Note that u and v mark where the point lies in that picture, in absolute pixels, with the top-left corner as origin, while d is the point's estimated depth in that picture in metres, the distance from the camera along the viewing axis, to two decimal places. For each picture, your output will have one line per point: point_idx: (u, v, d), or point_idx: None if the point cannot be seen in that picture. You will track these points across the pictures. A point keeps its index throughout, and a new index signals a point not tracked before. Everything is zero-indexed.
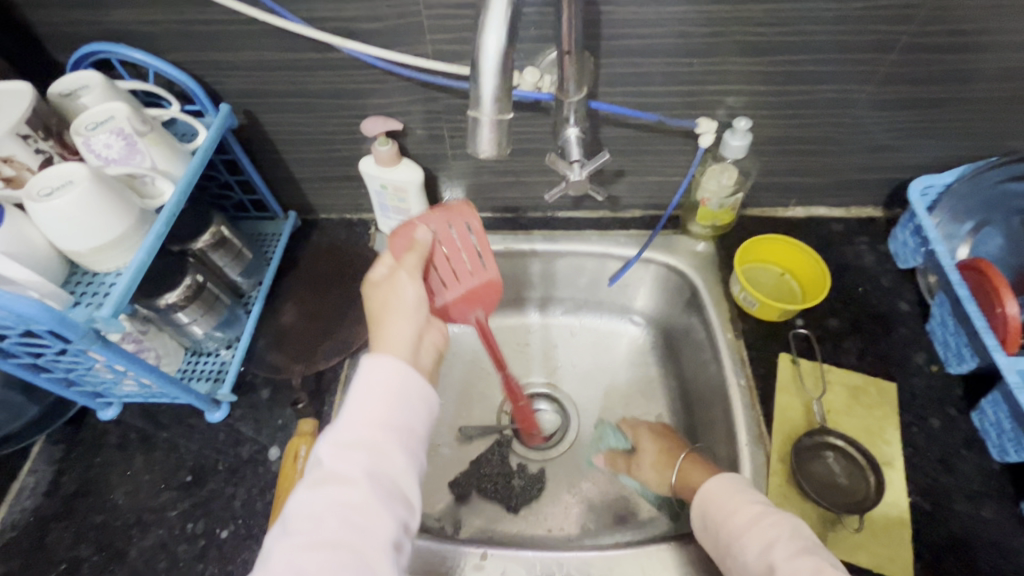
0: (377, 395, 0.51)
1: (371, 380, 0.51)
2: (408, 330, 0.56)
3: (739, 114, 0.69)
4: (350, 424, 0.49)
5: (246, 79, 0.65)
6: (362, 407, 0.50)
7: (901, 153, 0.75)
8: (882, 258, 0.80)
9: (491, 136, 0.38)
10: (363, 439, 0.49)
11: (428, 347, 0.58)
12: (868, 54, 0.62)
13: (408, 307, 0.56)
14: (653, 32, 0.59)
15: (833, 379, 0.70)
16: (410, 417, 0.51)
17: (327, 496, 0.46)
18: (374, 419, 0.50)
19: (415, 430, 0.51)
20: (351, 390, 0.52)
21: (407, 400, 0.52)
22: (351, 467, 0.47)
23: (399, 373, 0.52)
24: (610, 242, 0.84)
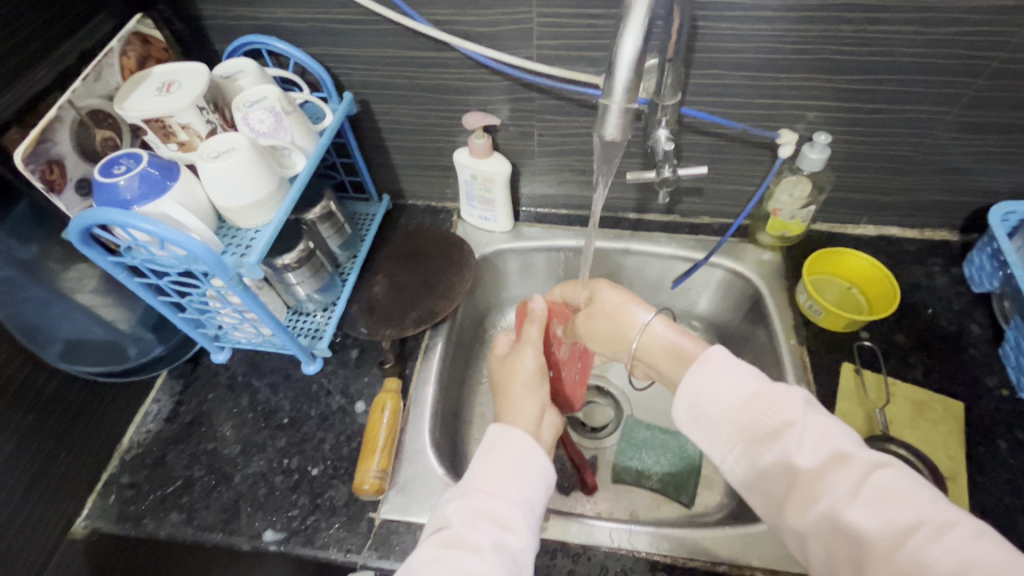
0: (502, 463, 0.52)
1: (496, 451, 0.53)
2: (533, 399, 0.60)
3: (819, 129, 0.72)
4: (479, 491, 0.51)
5: (368, 72, 0.74)
6: (488, 474, 0.52)
7: (981, 178, 0.76)
8: (955, 281, 0.81)
9: (619, 121, 0.44)
10: (487, 508, 0.49)
11: (548, 424, 0.60)
12: (956, 77, 0.64)
13: (529, 378, 0.61)
14: (745, 46, 0.63)
15: (897, 392, 0.71)
16: (531, 494, 0.52)
17: (454, 557, 0.46)
18: (501, 491, 0.51)
19: (533, 509, 0.51)
20: (479, 454, 0.54)
21: (532, 478, 0.52)
22: (477, 536, 0.47)
23: (525, 447, 0.54)
24: (678, 245, 0.88)
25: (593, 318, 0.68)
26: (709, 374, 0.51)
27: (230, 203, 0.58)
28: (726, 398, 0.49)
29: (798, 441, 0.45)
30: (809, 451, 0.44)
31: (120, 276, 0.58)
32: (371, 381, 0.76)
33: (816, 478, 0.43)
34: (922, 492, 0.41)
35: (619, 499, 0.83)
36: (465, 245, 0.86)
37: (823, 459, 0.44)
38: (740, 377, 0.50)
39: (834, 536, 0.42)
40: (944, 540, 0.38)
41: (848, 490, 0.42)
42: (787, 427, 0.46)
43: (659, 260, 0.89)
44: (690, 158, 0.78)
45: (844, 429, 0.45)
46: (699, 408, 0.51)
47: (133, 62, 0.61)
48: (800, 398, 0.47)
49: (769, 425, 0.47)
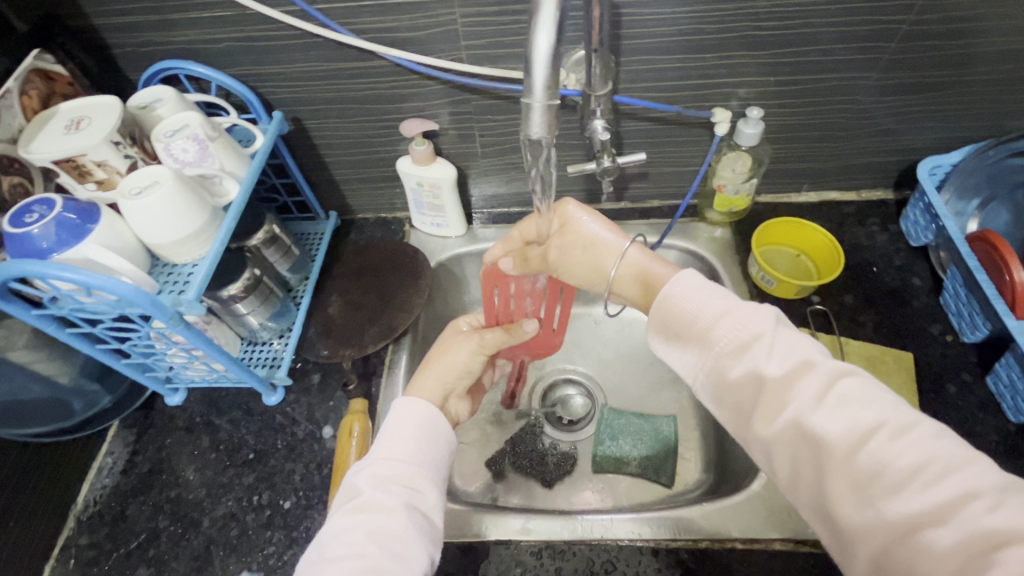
0: (409, 432, 0.53)
1: (403, 419, 0.54)
2: (445, 390, 0.60)
3: (751, 104, 0.73)
4: (384, 458, 0.52)
5: (297, 89, 0.72)
6: (390, 443, 0.53)
7: (907, 136, 0.79)
8: (894, 237, 0.84)
9: (544, 118, 0.44)
10: (392, 474, 0.51)
11: (451, 414, 0.62)
12: (871, 43, 0.67)
13: (449, 366, 0.60)
14: (669, 31, 0.64)
15: (850, 351, 0.73)
16: (434, 452, 0.54)
17: (364, 520, 0.47)
18: (402, 455, 0.52)
19: (438, 465, 0.53)
20: (384, 426, 0.55)
21: (435, 442, 0.54)
22: (388, 497, 0.49)
23: (427, 412, 0.55)
24: (631, 231, 0.89)
25: (567, 250, 0.64)
26: (688, 290, 0.51)
27: (160, 239, 0.55)
28: (702, 315, 0.49)
29: (768, 350, 0.45)
30: (780, 360, 0.44)
31: (48, 329, 0.55)
32: (337, 404, 0.74)
33: (784, 386, 0.43)
34: (884, 398, 0.41)
35: (602, 489, 0.83)
36: (418, 252, 0.85)
37: (792, 368, 0.44)
38: (714, 294, 0.50)
39: (798, 442, 0.42)
40: (905, 437, 0.38)
41: (814, 396, 0.42)
42: (755, 339, 0.46)
43: None
44: (633, 144, 0.79)
45: (812, 345, 0.46)
46: (671, 321, 0.51)
47: (36, 101, 0.57)
48: (771, 315, 0.47)
49: (736, 338, 0.47)
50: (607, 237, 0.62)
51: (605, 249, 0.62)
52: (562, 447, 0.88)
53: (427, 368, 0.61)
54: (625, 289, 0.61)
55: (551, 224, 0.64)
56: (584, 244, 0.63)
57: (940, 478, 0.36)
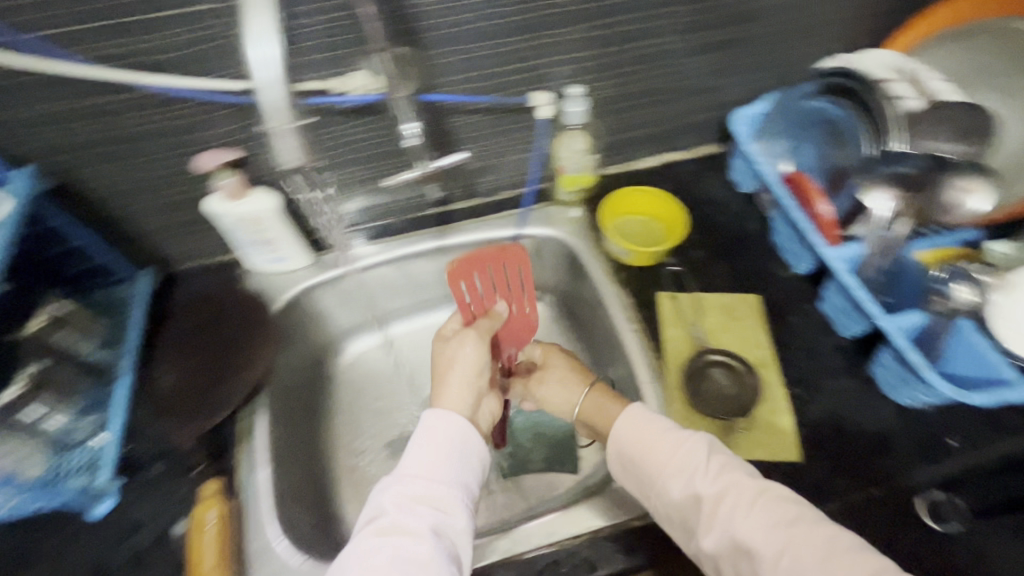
0: (438, 444, 0.54)
1: (434, 432, 0.54)
2: (472, 390, 0.61)
3: (571, 82, 0.73)
4: (411, 478, 0.51)
5: (48, 137, 0.60)
6: (419, 465, 0.52)
7: (718, 92, 0.84)
8: (727, 188, 0.89)
9: (295, 144, 0.46)
10: (416, 496, 0.50)
11: (485, 412, 0.64)
12: (663, 9, 0.68)
13: (468, 364, 0.62)
14: (466, 18, 0.60)
15: (707, 304, 0.76)
16: (462, 474, 0.53)
17: (391, 544, 0.46)
18: (433, 471, 0.52)
19: (468, 487, 0.53)
20: (414, 438, 0.55)
21: (461, 461, 0.54)
22: (415, 521, 0.48)
23: (458, 426, 0.56)
24: (487, 227, 0.87)
25: (550, 381, 0.71)
26: (641, 422, 0.57)
27: None
28: (653, 445, 0.55)
29: (699, 470, 0.52)
30: (710, 480, 0.51)
31: None
32: (186, 492, 0.63)
33: (716, 503, 0.49)
34: (802, 515, 0.47)
35: (510, 494, 0.80)
36: (258, 297, 0.78)
37: (721, 484, 0.50)
38: (660, 427, 0.56)
39: (734, 554, 0.48)
40: (815, 549, 0.44)
41: (742, 510, 0.48)
42: (693, 463, 0.52)
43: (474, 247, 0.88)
44: (466, 139, 0.75)
45: (740, 465, 0.52)
46: (626, 453, 0.57)
47: None
48: (704, 442, 0.54)
49: (675, 463, 0.53)
50: (574, 381, 0.69)
51: (574, 389, 0.69)
52: None
53: (444, 380, 0.61)
54: (589, 416, 0.65)
55: (535, 352, 0.75)
56: (558, 375, 0.71)
57: None
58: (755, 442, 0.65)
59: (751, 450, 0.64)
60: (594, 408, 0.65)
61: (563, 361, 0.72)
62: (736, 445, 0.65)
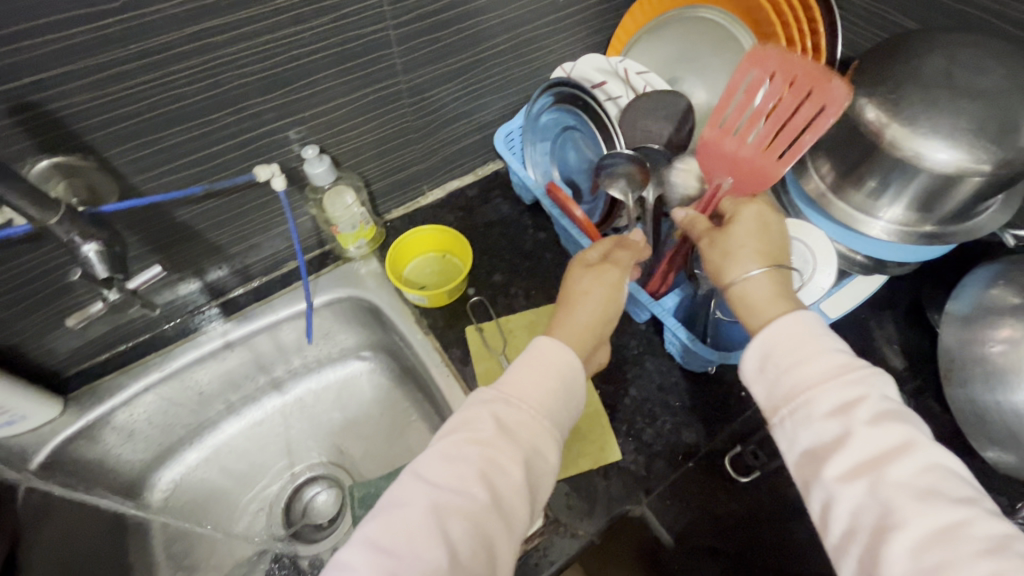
0: (546, 373, 0.53)
1: (542, 359, 0.54)
2: (594, 338, 0.59)
3: (310, 141, 0.68)
4: (519, 397, 0.51)
5: None
6: (530, 388, 0.52)
7: (477, 115, 0.83)
8: (516, 202, 0.90)
9: None
10: (521, 419, 0.50)
11: (575, 396, 0.54)
12: (374, 55, 0.64)
13: (597, 301, 0.59)
14: (134, 108, 0.53)
15: (512, 326, 0.76)
16: (560, 407, 0.52)
17: (478, 461, 0.47)
18: (534, 403, 0.51)
19: (563, 426, 0.53)
20: (523, 360, 0.54)
21: (569, 390, 0.54)
22: (509, 445, 0.48)
23: (568, 363, 0.54)
24: (276, 306, 0.81)
25: (718, 241, 0.55)
26: (790, 325, 0.47)
27: None
28: (802, 334, 0.47)
29: (799, 349, 0.46)
30: (791, 377, 0.46)
31: None
32: None
33: (883, 434, 0.41)
34: (957, 491, 0.38)
35: None
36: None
37: (881, 416, 0.41)
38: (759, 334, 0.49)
39: (883, 518, 0.38)
40: (983, 546, 0.35)
41: (915, 482, 0.38)
42: (792, 350, 0.46)
43: (269, 332, 0.81)
44: (207, 227, 0.68)
45: (917, 418, 0.42)
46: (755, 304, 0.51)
47: None
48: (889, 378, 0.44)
49: (761, 360, 0.48)
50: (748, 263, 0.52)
51: (741, 270, 0.52)
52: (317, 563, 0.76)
53: (571, 311, 0.59)
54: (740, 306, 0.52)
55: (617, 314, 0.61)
56: (761, 223, 0.55)
57: None
58: (575, 454, 0.66)
59: (573, 464, 0.65)
60: (764, 288, 0.51)
61: (756, 212, 0.56)
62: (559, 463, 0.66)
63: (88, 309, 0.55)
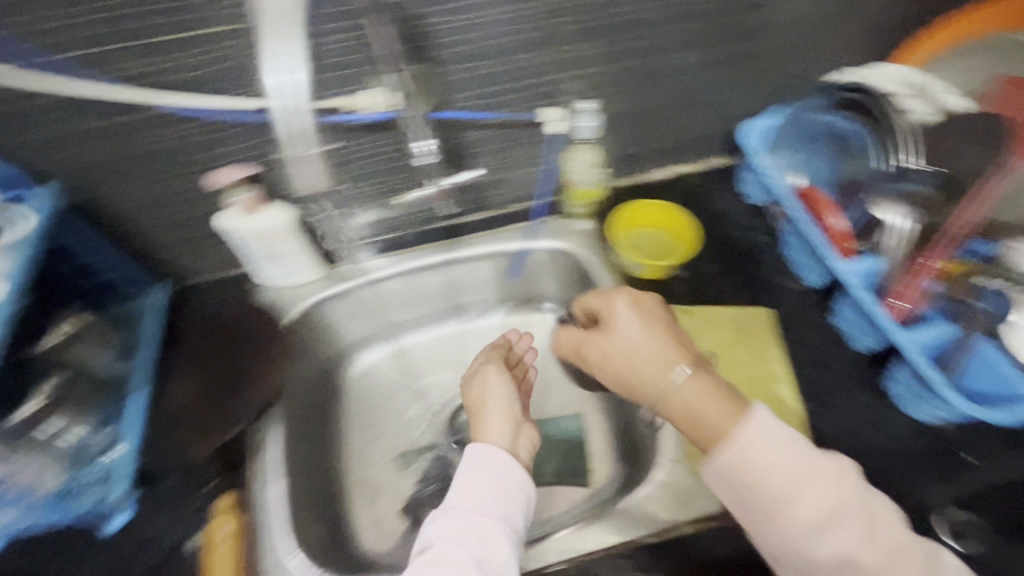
0: (479, 480, 0.59)
1: (473, 467, 0.60)
2: (512, 420, 0.66)
3: (583, 97, 0.74)
4: (454, 508, 0.57)
5: (65, 157, 0.61)
6: (471, 493, 0.58)
7: (727, 105, 0.84)
8: (737, 200, 0.89)
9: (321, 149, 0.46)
10: (462, 523, 0.55)
11: (516, 483, 0.60)
12: (673, 24, 0.69)
13: (501, 399, 0.69)
14: (481, 35, 0.62)
15: (718, 318, 0.76)
16: (504, 503, 0.57)
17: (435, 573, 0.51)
18: (473, 505, 0.56)
19: (511, 516, 0.57)
20: (459, 474, 0.60)
21: (510, 490, 0.59)
22: (457, 552, 0.53)
23: (499, 464, 0.60)
24: (498, 240, 0.87)
25: (616, 338, 0.64)
26: (769, 433, 0.53)
27: None
28: (663, 352, 0.62)
29: (783, 450, 0.52)
30: (789, 455, 0.51)
31: None
32: (203, 506, 0.63)
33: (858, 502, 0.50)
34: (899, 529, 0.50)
35: None
36: (270, 311, 0.78)
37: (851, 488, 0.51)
38: (666, 350, 0.62)
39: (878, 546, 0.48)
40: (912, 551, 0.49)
41: (890, 522, 0.50)
42: (765, 403, 0.55)
43: (483, 261, 0.88)
44: (475, 153, 0.76)
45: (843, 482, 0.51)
46: (666, 357, 0.61)
47: None
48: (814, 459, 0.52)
49: (703, 396, 0.57)
50: (650, 346, 0.62)
51: (657, 367, 0.61)
52: None
53: (481, 416, 0.67)
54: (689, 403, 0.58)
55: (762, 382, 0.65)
56: (646, 313, 0.65)
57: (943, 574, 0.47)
58: None
59: None
60: (695, 394, 0.58)
61: (631, 308, 0.65)
62: None
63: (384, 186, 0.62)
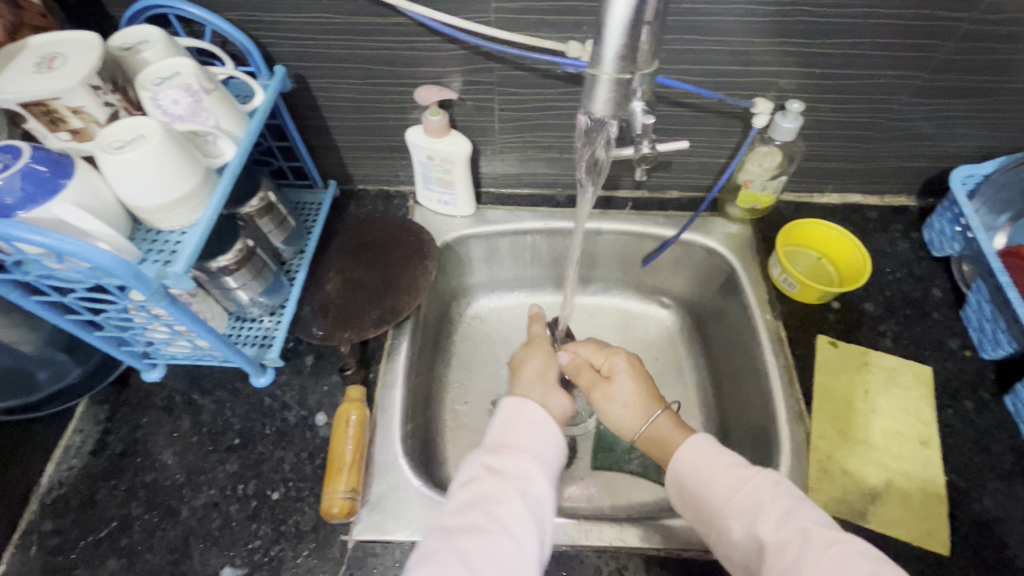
0: (518, 424, 0.53)
1: (513, 414, 0.54)
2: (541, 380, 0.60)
3: (790, 97, 0.70)
4: (498, 445, 0.52)
5: (299, 43, 0.65)
6: (508, 434, 0.52)
7: (940, 142, 0.76)
8: (916, 246, 0.81)
9: (608, 95, 0.51)
10: (510, 461, 0.50)
11: (555, 429, 0.54)
12: (925, 40, 0.63)
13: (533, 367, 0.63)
14: (718, 9, 0.59)
15: (871, 361, 0.70)
16: (544, 445, 0.52)
17: (481, 503, 0.47)
18: (516, 445, 0.51)
19: (552, 461, 0.52)
20: (497, 416, 0.55)
21: (548, 437, 0.53)
22: (502, 483, 0.48)
23: (535, 412, 0.54)
24: (648, 222, 0.85)
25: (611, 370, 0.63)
26: (702, 454, 0.53)
27: (145, 202, 0.49)
28: (704, 459, 0.53)
29: (811, 570, 0.42)
30: (831, 571, 0.41)
31: (10, 296, 0.49)
32: (332, 389, 0.68)
33: (784, 548, 0.44)
34: (866, 571, 0.41)
35: (599, 486, 0.80)
36: (424, 234, 0.78)
37: (786, 531, 0.45)
38: (719, 461, 0.52)
39: None
40: None
41: (810, 560, 0.43)
42: (755, 498, 0.48)
43: (626, 239, 0.86)
44: (657, 130, 0.75)
45: (778, 514, 0.46)
46: (685, 483, 0.53)
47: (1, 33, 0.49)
48: (762, 485, 0.49)
49: (738, 500, 0.49)
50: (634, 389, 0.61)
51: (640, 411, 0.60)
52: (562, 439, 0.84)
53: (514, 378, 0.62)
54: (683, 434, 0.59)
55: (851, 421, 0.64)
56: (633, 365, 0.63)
57: None
58: (895, 518, 0.60)
59: (889, 525, 0.60)
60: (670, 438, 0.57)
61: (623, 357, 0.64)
62: (873, 514, 0.60)
63: (579, 121, 0.57)
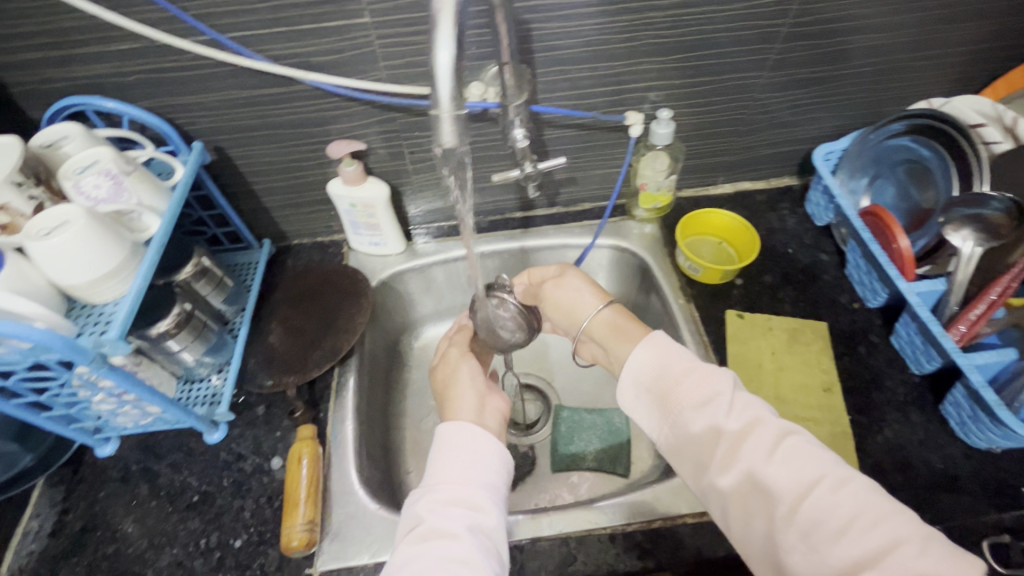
0: (457, 458, 0.56)
1: (450, 445, 0.57)
2: (473, 392, 0.64)
3: (661, 106, 0.79)
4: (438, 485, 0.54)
5: (214, 119, 0.71)
6: (451, 472, 0.55)
7: (801, 127, 0.87)
8: (803, 219, 0.91)
9: (452, 128, 0.50)
10: (453, 500, 0.53)
11: (495, 445, 0.58)
12: (758, 45, 0.74)
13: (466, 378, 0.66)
14: (577, 43, 0.69)
15: (774, 326, 0.78)
16: (486, 471, 0.55)
17: (434, 552, 0.48)
18: (460, 479, 0.54)
19: (495, 486, 0.55)
20: (433, 456, 0.57)
21: (489, 463, 0.56)
22: (449, 525, 0.50)
23: (473, 441, 0.57)
24: (566, 234, 0.92)
25: (562, 286, 0.72)
26: (664, 347, 0.59)
27: (76, 280, 0.53)
28: (667, 359, 0.58)
29: (765, 457, 0.49)
30: (783, 463, 0.48)
31: None
32: (285, 434, 0.72)
33: (740, 438, 0.51)
34: (824, 456, 0.48)
35: (560, 486, 0.85)
36: (360, 274, 0.84)
37: (746, 424, 0.52)
38: (677, 357, 0.58)
39: (750, 491, 0.49)
40: (840, 490, 0.45)
41: (766, 452, 0.49)
42: (719, 395, 0.54)
43: (550, 251, 0.93)
44: (555, 151, 0.83)
45: (745, 408, 0.53)
46: (645, 379, 0.58)
47: None
48: (729, 379, 0.55)
49: (699, 396, 0.54)
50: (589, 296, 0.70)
51: (586, 306, 0.70)
52: (520, 448, 0.89)
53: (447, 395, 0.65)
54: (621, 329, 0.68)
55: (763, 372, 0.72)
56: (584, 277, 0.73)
57: (869, 529, 0.43)
58: None
59: None
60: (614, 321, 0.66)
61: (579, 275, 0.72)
62: None
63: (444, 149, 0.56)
